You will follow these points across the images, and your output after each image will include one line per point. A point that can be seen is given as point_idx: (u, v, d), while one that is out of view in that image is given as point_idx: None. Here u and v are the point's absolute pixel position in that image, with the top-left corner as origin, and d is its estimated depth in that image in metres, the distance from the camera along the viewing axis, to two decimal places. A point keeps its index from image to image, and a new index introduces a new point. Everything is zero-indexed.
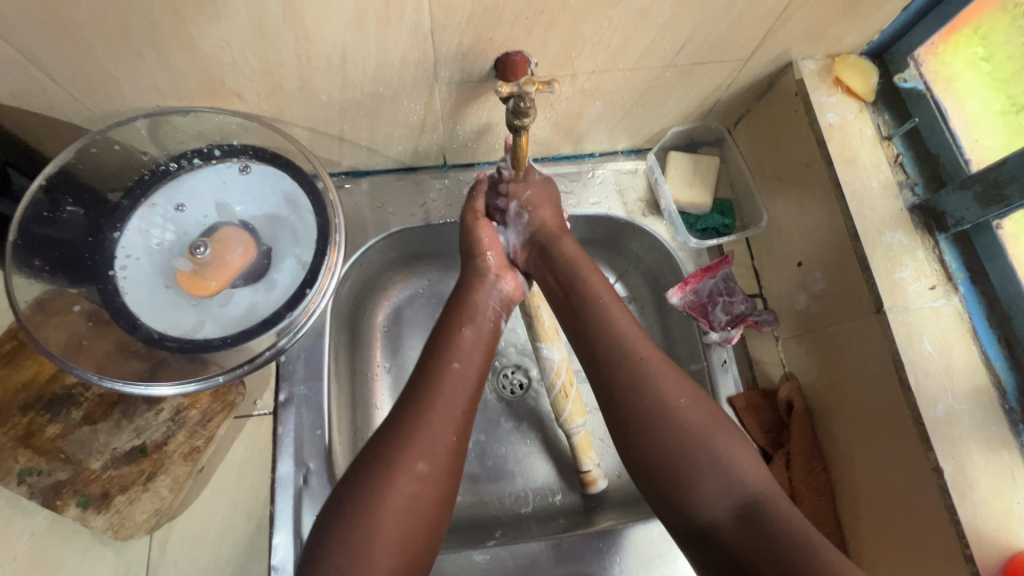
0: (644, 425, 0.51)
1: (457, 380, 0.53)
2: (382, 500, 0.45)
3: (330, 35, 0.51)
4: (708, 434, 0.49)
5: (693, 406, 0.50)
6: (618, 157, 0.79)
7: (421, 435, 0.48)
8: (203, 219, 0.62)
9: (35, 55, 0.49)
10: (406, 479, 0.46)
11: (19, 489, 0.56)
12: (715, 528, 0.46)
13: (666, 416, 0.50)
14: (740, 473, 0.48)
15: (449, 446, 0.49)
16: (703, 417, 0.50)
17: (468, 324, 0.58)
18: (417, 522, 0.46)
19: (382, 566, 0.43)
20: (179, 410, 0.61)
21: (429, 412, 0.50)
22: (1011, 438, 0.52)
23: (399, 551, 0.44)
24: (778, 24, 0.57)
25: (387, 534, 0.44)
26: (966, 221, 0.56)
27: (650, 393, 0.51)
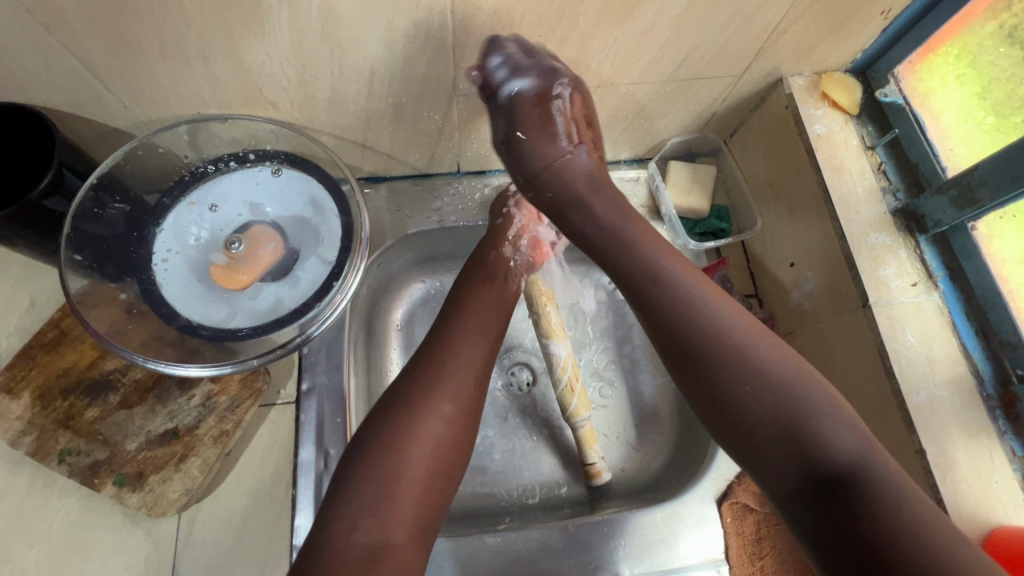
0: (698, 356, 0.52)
1: (473, 334, 0.62)
2: (412, 435, 0.52)
3: (361, 50, 0.56)
4: (799, 404, 0.48)
5: (781, 374, 0.49)
6: (621, 166, 0.84)
7: (446, 380, 0.56)
8: (238, 217, 0.66)
9: (95, 66, 0.54)
10: (433, 419, 0.53)
11: (60, 467, 0.61)
12: (808, 494, 0.45)
13: (767, 391, 0.48)
14: (833, 442, 0.46)
15: (468, 392, 0.57)
16: (793, 387, 0.49)
17: (487, 284, 0.69)
18: (440, 460, 0.53)
19: (414, 492, 0.50)
20: (210, 396, 0.65)
21: (450, 362, 0.58)
22: (989, 422, 0.56)
23: (425, 484, 0.51)
24: (768, 42, 0.63)
25: (417, 463, 0.51)
26: (944, 223, 0.61)
27: (742, 363, 0.50)
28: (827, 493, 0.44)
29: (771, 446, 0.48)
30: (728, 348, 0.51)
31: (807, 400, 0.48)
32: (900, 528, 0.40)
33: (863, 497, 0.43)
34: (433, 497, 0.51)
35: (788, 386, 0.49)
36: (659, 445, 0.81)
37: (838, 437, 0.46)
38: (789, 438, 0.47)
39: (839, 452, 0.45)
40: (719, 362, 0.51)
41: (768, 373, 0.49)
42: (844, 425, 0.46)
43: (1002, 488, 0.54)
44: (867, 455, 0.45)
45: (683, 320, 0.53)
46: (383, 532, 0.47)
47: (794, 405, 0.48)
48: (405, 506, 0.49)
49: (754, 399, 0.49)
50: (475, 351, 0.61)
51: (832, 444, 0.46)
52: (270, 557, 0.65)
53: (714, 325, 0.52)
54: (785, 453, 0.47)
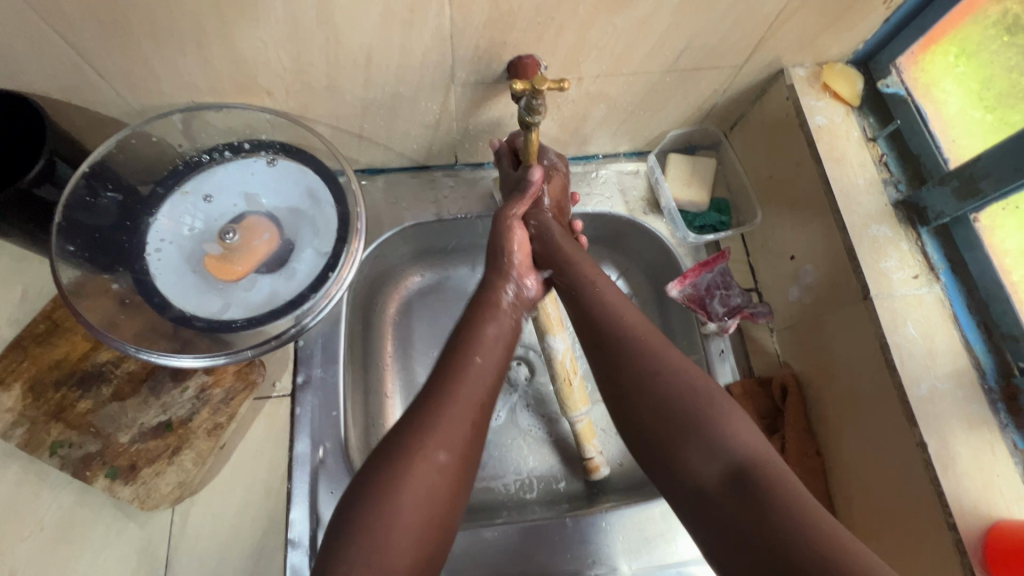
0: (633, 353, 0.54)
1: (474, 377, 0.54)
2: (396, 491, 0.46)
3: (357, 37, 0.55)
4: (702, 403, 0.50)
5: (688, 376, 0.52)
6: (621, 159, 0.84)
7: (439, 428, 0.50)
8: (233, 208, 0.65)
9: (86, 51, 0.53)
10: (424, 470, 0.47)
11: (52, 459, 0.60)
12: (703, 489, 0.47)
13: (677, 386, 0.51)
14: (737, 442, 0.47)
15: (463, 440, 0.50)
16: (695, 383, 0.51)
17: (491, 324, 0.59)
18: (435, 510, 0.47)
19: (404, 550, 0.44)
20: (204, 388, 0.65)
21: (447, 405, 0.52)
22: (991, 416, 0.56)
23: (419, 538, 0.46)
24: (769, 32, 0.62)
25: (409, 519, 0.45)
26: (946, 215, 0.61)
27: (657, 365, 0.53)
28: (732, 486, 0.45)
29: (675, 451, 0.49)
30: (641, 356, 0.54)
31: (707, 400, 0.50)
32: (792, 515, 0.42)
33: (761, 488, 0.44)
34: (427, 555, 0.46)
35: (692, 386, 0.51)
36: None
37: (738, 435, 0.48)
38: (695, 434, 0.48)
39: (742, 451, 0.47)
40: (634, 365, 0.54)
41: (676, 370, 0.52)
42: (747, 426, 0.49)
43: (1004, 482, 0.53)
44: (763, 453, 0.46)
45: (611, 333, 0.57)
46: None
47: (700, 410, 0.49)
48: (396, 569, 0.44)
49: (665, 393, 0.51)
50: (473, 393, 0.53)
51: (736, 438, 0.47)
52: (264, 552, 0.64)
53: (630, 337, 0.56)
54: (692, 451, 0.48)
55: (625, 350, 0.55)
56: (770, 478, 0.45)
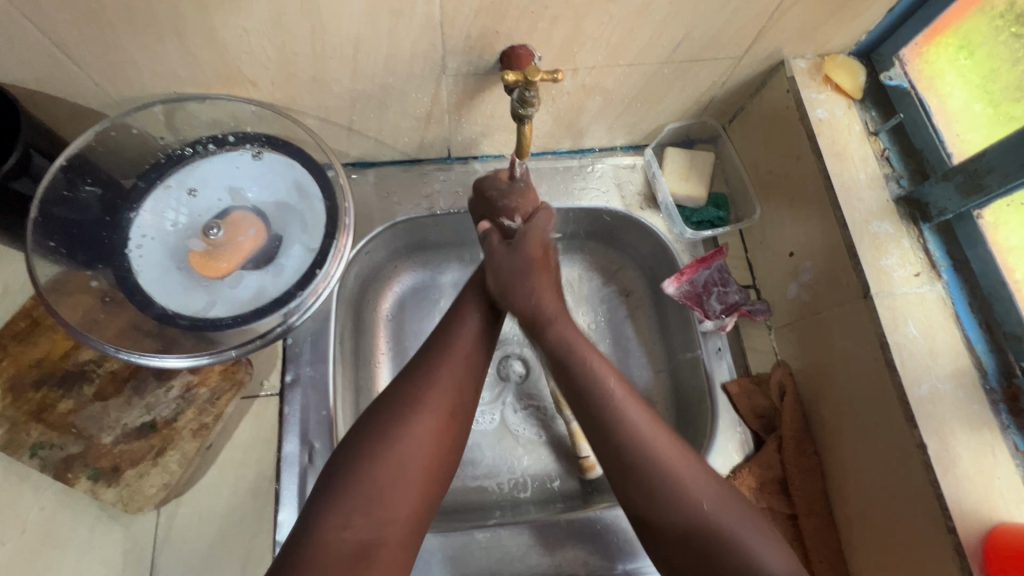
0: (658, 477, 0.49)
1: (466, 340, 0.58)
2: (394, 441, 0.50)
3: (343, 26, 0.53)
4: (739, 536, 0.47)
5: (722, 513, 0.48)
6: (617, 152, 0.82)
7: (435, 386, 0.54)
8: (217, 203, 0.64)
9: (61, 40, 0.51)
10: (423, 424, 0.51)
11: (32, 461, 0.59)
12: None
13: (718, 534, 0.47)
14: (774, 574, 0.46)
15: (457, 400, 0.54)
16: (734, 516, 0.48)
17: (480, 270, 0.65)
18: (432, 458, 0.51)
19: (404, 499, 0.49)
20: (189, 388, 0.63)
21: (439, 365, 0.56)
22: (993, 417, 0.55)
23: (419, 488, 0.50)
24: (770, 23, 0.60)
25: (410, 467, 0.50)
26: (949, 211, 0.59)
27: (689, 501, 0.48)
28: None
29: None
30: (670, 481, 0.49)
31: (740, 525, 0.48)
32: None
33: None
34: (426, 502, 0.51)
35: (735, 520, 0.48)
36: None
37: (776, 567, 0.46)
38: None
39: None
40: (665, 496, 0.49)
41: (709, 511, 0.48)
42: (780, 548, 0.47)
43: (1004, 484, 0.52)
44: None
45: (635, 458, 0.50)
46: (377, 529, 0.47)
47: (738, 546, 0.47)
48: (395, 515, 0.48)
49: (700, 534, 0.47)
50: (462, 356, 0.57)
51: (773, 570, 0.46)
52: (253, 554, 0.63)
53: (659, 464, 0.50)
54: None
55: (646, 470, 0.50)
56: None
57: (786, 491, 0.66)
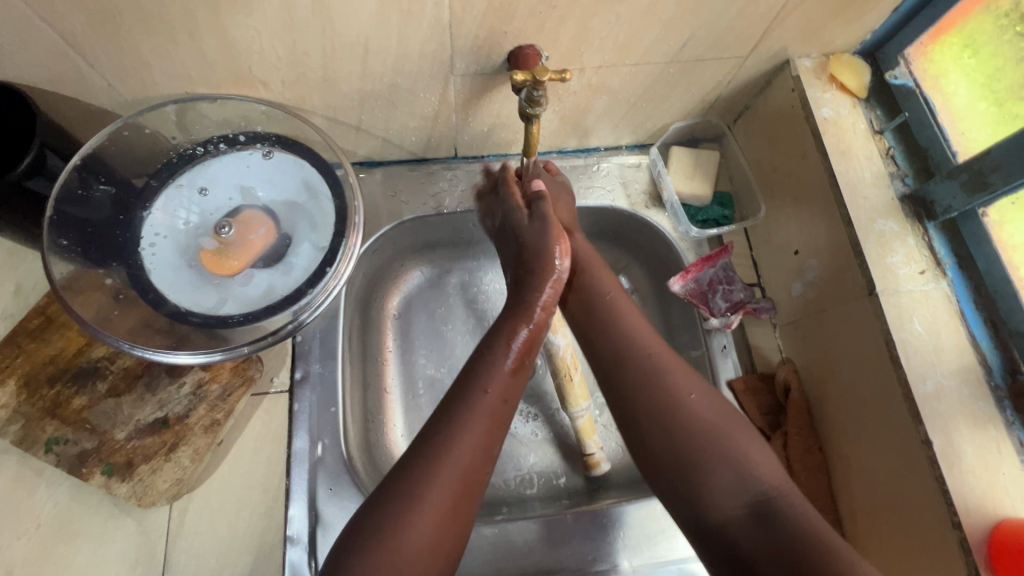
0: (643, 374, 0.54)
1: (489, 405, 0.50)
2: (402, 533, 0.44)
3: (353, 26, 0.54)
4: (722, 430, 0.51)
5: (706, 407, 0.52)
6: (622, 152, 0.82)
7: (448, 464, 0.47)
8: (228, 202, 0.64)
9: (76, 41, 0.52)
10: (426, 521, 0.45)
11: (47, 456, 0.60)
12: (728, 523, 0.47)
13: (699, 422, 0.51)
14: (758, 473, 0.48)
15: (470, 480, 0.47)
16: (715, 412, 0.52)
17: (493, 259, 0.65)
18: (461, 482, 0.47)
19: (425, 522, 0.44)
20: (201, 384, 0.64)
21: (453, 442, 0.47)
22: (997, 413, 0.55)
23: (443, 514, 0.45)
24: (775, 22, 0.61)
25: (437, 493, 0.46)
26: (954, 209, 0.60)
27: (674, 397, 0.52)
28: (756, 526, 0.46)
29: (694, 477, 0.49)
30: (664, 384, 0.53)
31: (721, 423, 0.51)
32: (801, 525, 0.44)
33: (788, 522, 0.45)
34: None
35: (719, 417, 0.51)
36: None
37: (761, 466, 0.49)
38: (719, 464, 0.49)
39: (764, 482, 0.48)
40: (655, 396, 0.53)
41: (694, 400, 0.52)
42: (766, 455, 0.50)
43: (1009, 479, 0.53)
44: (786, 491, 0.47)
45: (628, 362, 0.55)
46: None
47: (717, 437, 0.50)
48: (411, 542, 0.44)
49: (685, 425, 0.51)
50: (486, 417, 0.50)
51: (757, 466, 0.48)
52: (263, 548, 0.64)
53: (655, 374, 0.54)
54: (716, 481, 0.48)
55: (636, 372, 0.55)
56: (790, 511, 0.46)
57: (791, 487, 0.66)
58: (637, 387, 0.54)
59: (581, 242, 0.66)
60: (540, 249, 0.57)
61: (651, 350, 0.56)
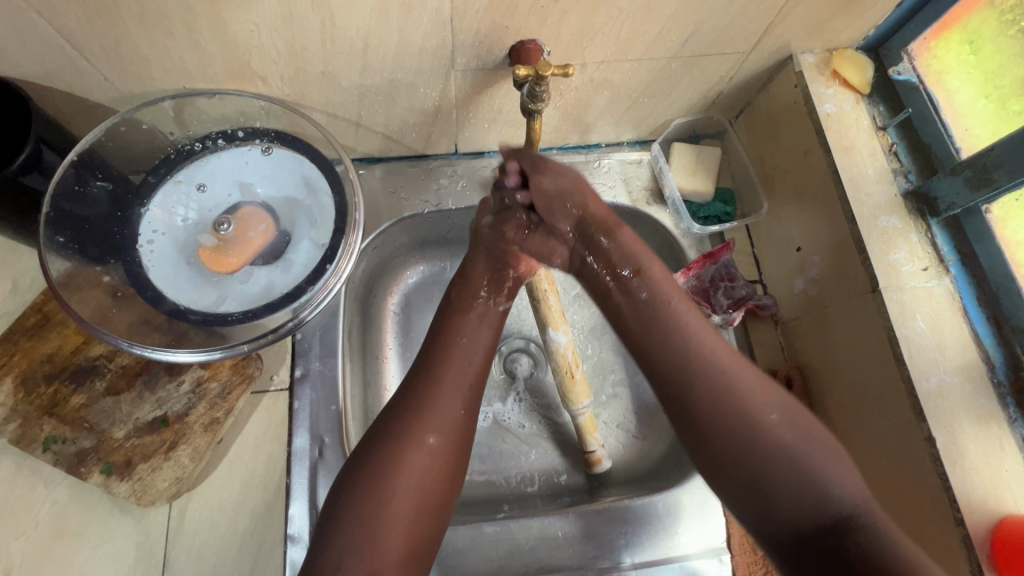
0: (715, 389, 0.51)
1: (463, 349, 0.57)
2: (396, 470, 0.49)
3: (353, 21, 0.53)
4: (801, 451, 0.48)
5: (781, 424, 0.50)
6: (624, 148, 0.82)
7: (433, 410, 0.52)
8: (227, 198, 0.64)
9: (71, 34, 0.51)
10: (418, 455, 0.50)
11: (45, 455, 0.59)
12: (812, 546, 0.46)
13: (777, 443, 0.49)
14: (839, 494, 0.47)
15: (456, 421, 0.53)
16: (792, 430, 0.50)
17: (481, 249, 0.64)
18: (448, 425, 0.52)
19: (416, 460, 0.50)
20: (200, 382, 0.64)
21: (438, 390, 0.53)
22: (1000, 410, 0.55)
23: (433, 455, 0.51)
24: (779, 17, 0.60)
25: (428, 435, 0.51)
26: (957, 206, 0.60)
27: (751, 417, 0.50)
28: (837, 546, 0.45)
29: (777, 500, 0.48)
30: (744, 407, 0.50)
31: (802, 443, 0.49)
32: (881, 549, 0.43)
33: (862, 543, 0.44)
34: (426, 528, 0.49)
35: (798, 436, 0.49)
36: (660, 434, 0.79)
37: (841, 487, 0.47)
38: (799, 488, 0.47)
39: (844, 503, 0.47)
40: (735, 421, 0.50)
41: (773, 419, 0.50)
42: (845, 470, 0.48)
43: (1011, 476, 0.53)
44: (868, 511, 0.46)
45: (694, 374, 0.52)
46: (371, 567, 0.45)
47: (800, 458, 0.48)
48: (407, 477, 0.49)
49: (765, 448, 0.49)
50: (469, 370, 0.56)
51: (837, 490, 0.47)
52: (264, 547, 0.64)
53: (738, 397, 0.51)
54: (795, 504, 0.47)
55: (706, 386, 0.51)
56: (875, 532, 0.45)
57: None
58: (709, 409, 0.51)
59: (627, 237, 0.60)
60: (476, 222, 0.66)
61: (722, 361, 0.52)
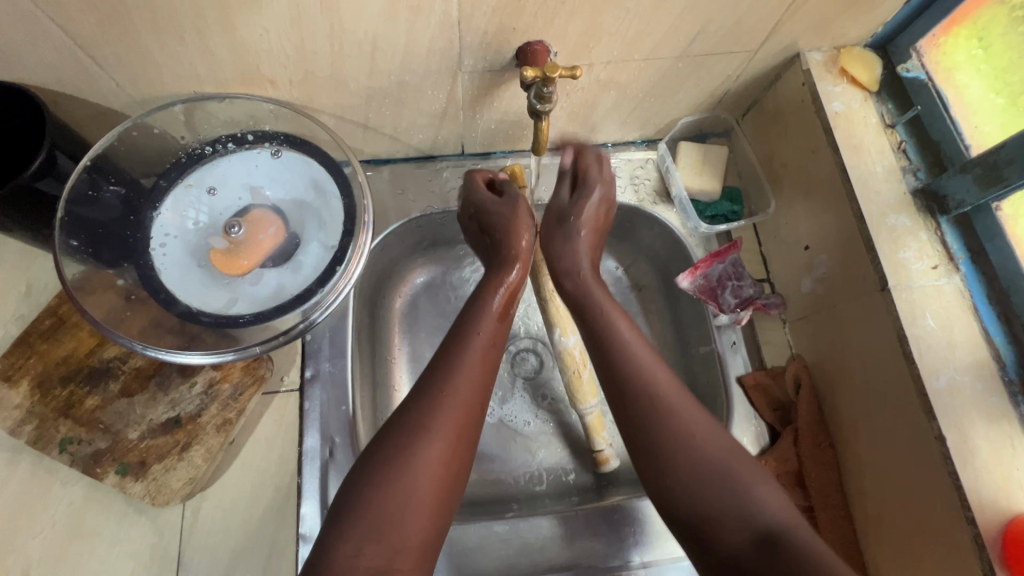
0: (641, 405, 0.53)
1: (480, 345, 0.57)
2: (412, 461, 0.48)
3: (363, 24, 0.54)
4: (736, 470, 0.49)
5: (708, 437, 0.51)
6: (630, 148, 0.82)
7: (447, 402, 0.52)
8: (238, 201, 0.64)
9: (84, 41, 0.52)
10: (436, 448, 0.50)
11: (62, 456, 0.60)
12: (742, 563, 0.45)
13: (698, 459, 0.50)
14: (766, 508, 0.47)
15: (471, 414, 0.53)
16: (720, 442, 0.50)
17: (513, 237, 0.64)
18: (463, 416, 0.52)
19: (433, 455, 0.49)
20: (212, 384, 0.64)
21: (453, 382, 0.53)
22: (1011, 409, 0.55)
23: (451, 449, 0.50)
24: (786, 15, 0.60)
25: (444, 425, 0.51)
26: (967, 203, 0.59)
27: (679, 430, 0.51)
28: (765, 559, 0.44)
29: (705, 514, 0.48)
30: (671, 425, 0.51)
31: (736, 458, 0.50)
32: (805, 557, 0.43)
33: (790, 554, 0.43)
34: (439, 515, 0.49)
35: (726, 449, 0.50)
36: None
37: (766, 502, 0.47)
38: (727, 503, 0.47)
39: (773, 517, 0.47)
40: (660, 437, 0.51)
41: (697, 436, 0.51)
42: (773, 489, 0.48)
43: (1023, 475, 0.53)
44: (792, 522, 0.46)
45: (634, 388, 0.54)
46: (387, 555, 0.45)
47: (731, 470, 0.49)
48: (424, 470, 0.48)
49: (689, 463, 0.49)
50: (476, 369, 0.55)
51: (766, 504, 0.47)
52: (276, 547, 0.64)
53: (710, 464, 0.49)
54: (722, 520, 0.47)
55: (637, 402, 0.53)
56: (801, 544, 0.44)
57: (803, 483, 0.66)
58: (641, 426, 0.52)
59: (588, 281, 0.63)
60: (505, 220, 0.65)
61: (656, 376, 0.54)
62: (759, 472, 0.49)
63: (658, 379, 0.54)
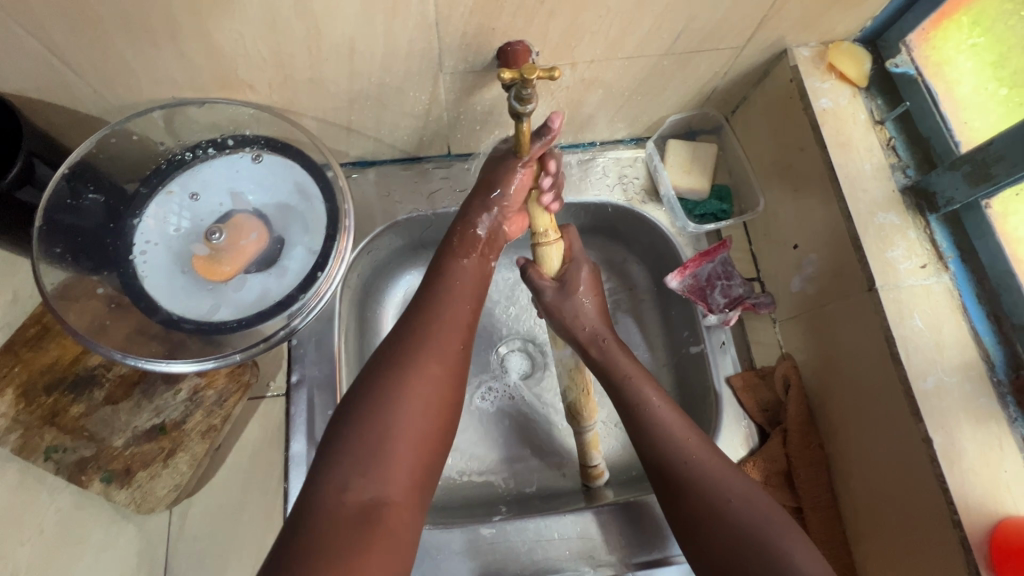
0: (677, 472, 0.53)
1: (458, 294, 0.57)
2: (390, 395, 0.47)
3: (339, 27, 0.53)
4: (772, 535, 0.48)
5: (747, 504, 0.50)
6: (619, 146, 0.81)
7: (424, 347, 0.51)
8: (219, 207, 0.64)
9: (57, 48, 0.51)
10: (415, 385, 0.49)
11: (46, 464, 0.60)
12: None
13: (735, 525, 0.49)
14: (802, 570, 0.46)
15: (450, 359, 0.52)
16: (756, 506, 0.50)
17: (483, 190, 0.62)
18: (440, 357, 0.51)
19: (414, 393, 0.48)
20: (197, 390, 0.64)
21: (429, 327, 0.53)
22: (999, 410, 0.54)
23: (430, 389, 0.49)
24: (772, 11, 0.59)
25: (422, 366, 0.50)
26: (956, 201, 0.58)
27: (720, 496, 0.51)
28: None
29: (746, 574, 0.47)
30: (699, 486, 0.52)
31: (773, 522, 0.49)
32: None
33: None
34: (428, 456, 0.47)
35: (761, 512, 0.50)
36: None
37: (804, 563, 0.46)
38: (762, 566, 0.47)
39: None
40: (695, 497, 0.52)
41: (733, 500, 0.51)
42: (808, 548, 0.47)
43: (1011, 477, 0.52)
44: None
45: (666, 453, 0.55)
46: (377, 489, 0.44)
47: (768, 536, 0.48)
48: (401, 406, 0.47)
49: (728, 528, 0.49)
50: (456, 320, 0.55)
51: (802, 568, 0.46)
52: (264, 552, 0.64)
53: (746, 530, 0.49)
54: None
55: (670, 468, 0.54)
56: None
57: (792, 484, 0.66)
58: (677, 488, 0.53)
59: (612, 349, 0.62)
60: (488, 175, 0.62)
61: (676, 436, 0.55)
62: (798, 535, 0.48)
63: (689, 442, 0.55)
